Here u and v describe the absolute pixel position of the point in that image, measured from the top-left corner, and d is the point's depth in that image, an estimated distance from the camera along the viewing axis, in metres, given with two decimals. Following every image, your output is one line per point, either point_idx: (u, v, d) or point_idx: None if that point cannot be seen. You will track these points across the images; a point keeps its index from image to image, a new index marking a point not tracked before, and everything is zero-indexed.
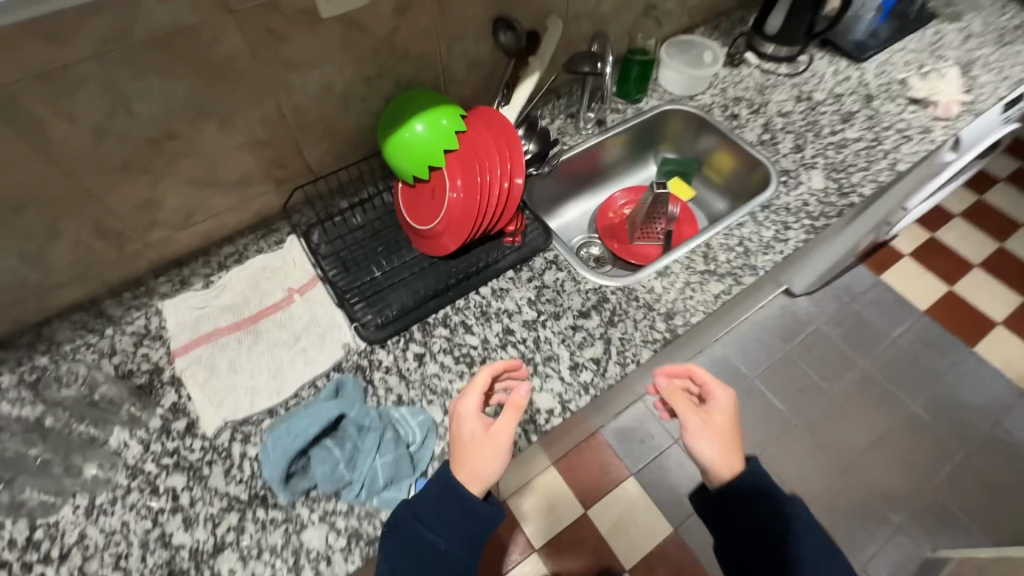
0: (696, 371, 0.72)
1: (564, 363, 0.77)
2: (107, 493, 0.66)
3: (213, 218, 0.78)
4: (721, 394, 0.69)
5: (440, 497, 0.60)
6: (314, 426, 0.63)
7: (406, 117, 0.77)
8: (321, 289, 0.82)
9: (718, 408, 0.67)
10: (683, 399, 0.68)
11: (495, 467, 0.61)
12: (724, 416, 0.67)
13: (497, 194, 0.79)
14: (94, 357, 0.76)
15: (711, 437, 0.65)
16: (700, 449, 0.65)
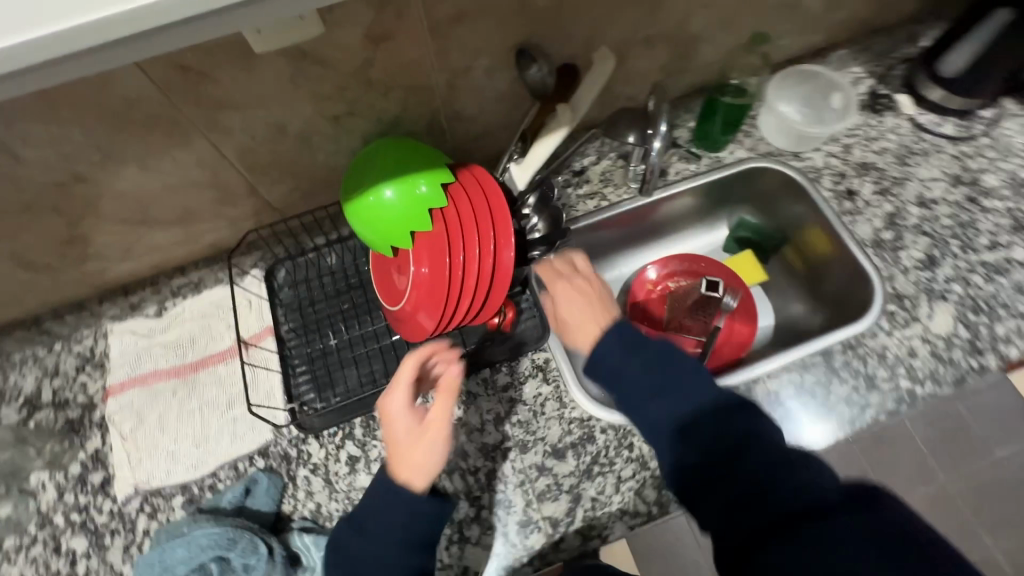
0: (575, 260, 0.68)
1: (514, 514, 0.62)
2: (15, 537, 0.64)
3: (158, 250, 0.68)
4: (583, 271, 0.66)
5: (382, 502, 0.53)
6: (194, 558, 0.54)
7: (371, 180, 0.60)
8: (270, 347, 0.71)
9: (584, 288, 0.64)
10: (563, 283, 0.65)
11: (438, 453, 0.54)
12: (589, 289, 0.64)
13: (470, 295, 0.60)
14: (37, 375, 0.73)
15: (576, 310, 0.62)
16: (568, 316, 0.62)
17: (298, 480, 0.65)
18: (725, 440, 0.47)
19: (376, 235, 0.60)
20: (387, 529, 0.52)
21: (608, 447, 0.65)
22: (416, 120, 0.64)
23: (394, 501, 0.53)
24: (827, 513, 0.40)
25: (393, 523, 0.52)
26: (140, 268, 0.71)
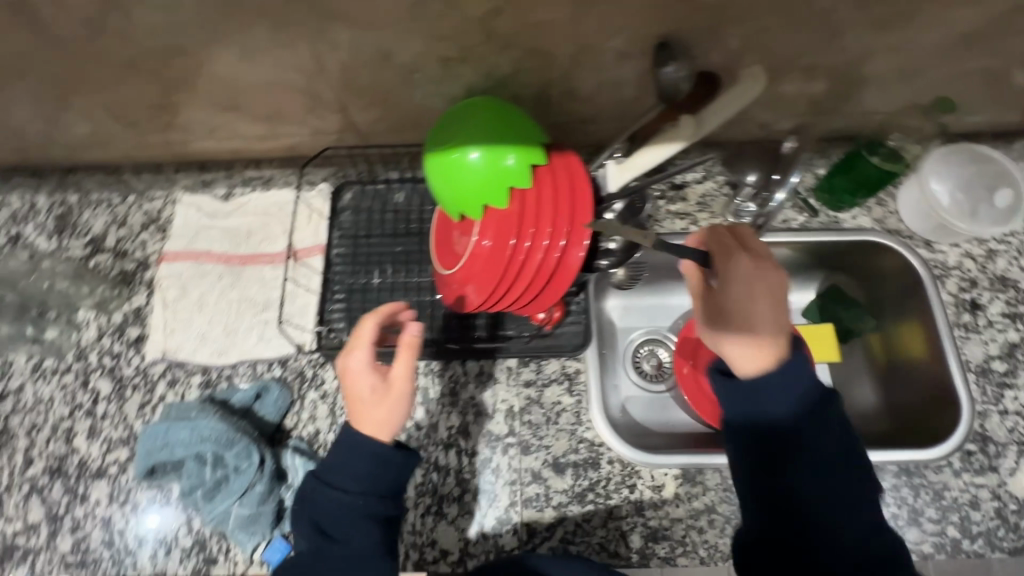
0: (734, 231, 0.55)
1: (495, 508, 0.61)
2: (52, 361, 0.69)
3: (241, 138, 0.68)
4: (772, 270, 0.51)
5: (346, 456, 0.52)
6: (194, 442, 0.60)
7: (460, 137, 0.56)
8: (317, 265, 0.71)
9: (771, 293, 0.50)
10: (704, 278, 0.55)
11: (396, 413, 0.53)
12: (774, 303, 0.50)
13: (520, 288, 0.56)
14: (108, 219, 0.76)
15: (739, 336, 0.50)
16: (726, 345, 0.51)
17: (305, 400, 0.66)
18: (804, 465, 0.49)
19: (449, 195, 0.57)
20: (365, 482, 0.52)
21: (609, 479, 0.62)
22: (525, 86, 0.60)
23: (362, 451, 0.52)
24: (828, 524, 0.48)
25: (369, 476, 0.52)
26: (221, 150, 0.72)
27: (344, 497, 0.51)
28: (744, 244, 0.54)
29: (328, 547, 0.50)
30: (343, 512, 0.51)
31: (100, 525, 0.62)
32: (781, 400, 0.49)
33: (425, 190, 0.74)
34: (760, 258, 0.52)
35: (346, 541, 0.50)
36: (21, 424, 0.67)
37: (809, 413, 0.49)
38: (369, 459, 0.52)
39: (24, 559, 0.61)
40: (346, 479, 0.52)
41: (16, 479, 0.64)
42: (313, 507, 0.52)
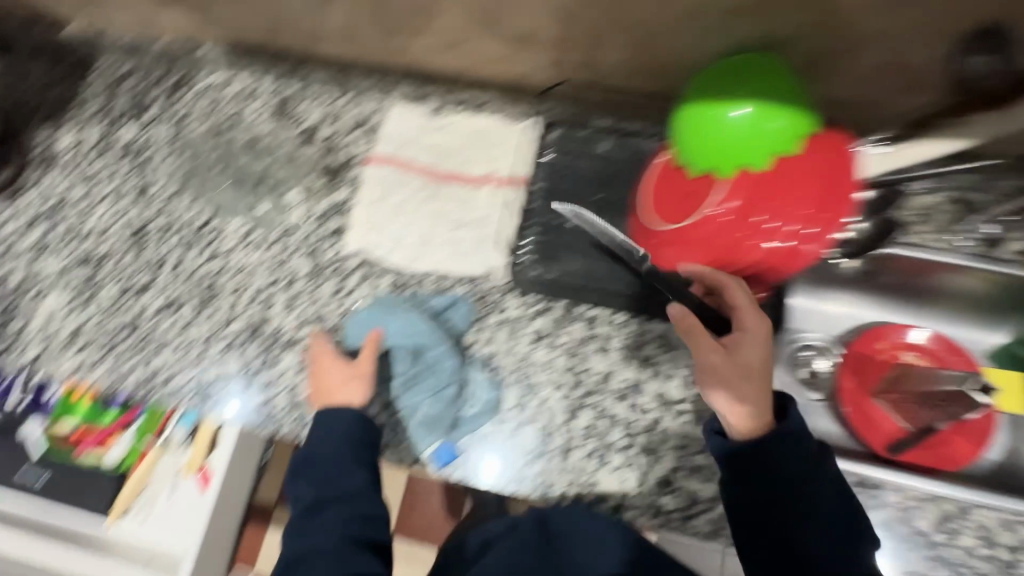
0: (713, 273, 0.58)
1: (660, 468, 0.62)
2: (260, 234, 0.74)
3: (476, 56, 0.69)
4: (756, 326, 0.55)
5: (334, 425, 0.61)
6: (407, 333, 0.67)
7: (738, 91, 0.54)
8: (517, 196, 0.72)
9: (760, 348, 0.55)
10: (704, 334, 0.56)
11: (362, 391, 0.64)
12: (762, 355, 0.54)
13: (753, 254, 0.57)
14: (322, 114, 0.79)
15: (723, 386, 0.54)
16: (716, 397, 0.55)
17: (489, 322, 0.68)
18: (775, 511, 0.52)
19: (703, 150, 0.56)
20: (343, 443, 0.61)
21: None
22: (800, 53, 0.56)
23: (342, 418, 0.61)
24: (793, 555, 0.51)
25: (339, 440, 0.60)
26: (449, 65, 0.73)
27: (326, 452, 0.61)
28: (741, 299, 0.56)
29: (333, 489, 0.60)
30: (327, 473, 0.61)
31: (287, 391, 0.67)
32: (749, 442, 0.53)
33: (634, 142, 0.73)
34: (744, 330, 0.55)
35: (343, 483, 0.60)
36: (226, 283, 0.72)
37: (777, 441, 0.52)
38: (339, 425, 0.61)
39: (218, 403, 0.68)
40: (324, 442, 0.61)
41: (218, 332, 0.70)
42: (300, 480, 0.62)
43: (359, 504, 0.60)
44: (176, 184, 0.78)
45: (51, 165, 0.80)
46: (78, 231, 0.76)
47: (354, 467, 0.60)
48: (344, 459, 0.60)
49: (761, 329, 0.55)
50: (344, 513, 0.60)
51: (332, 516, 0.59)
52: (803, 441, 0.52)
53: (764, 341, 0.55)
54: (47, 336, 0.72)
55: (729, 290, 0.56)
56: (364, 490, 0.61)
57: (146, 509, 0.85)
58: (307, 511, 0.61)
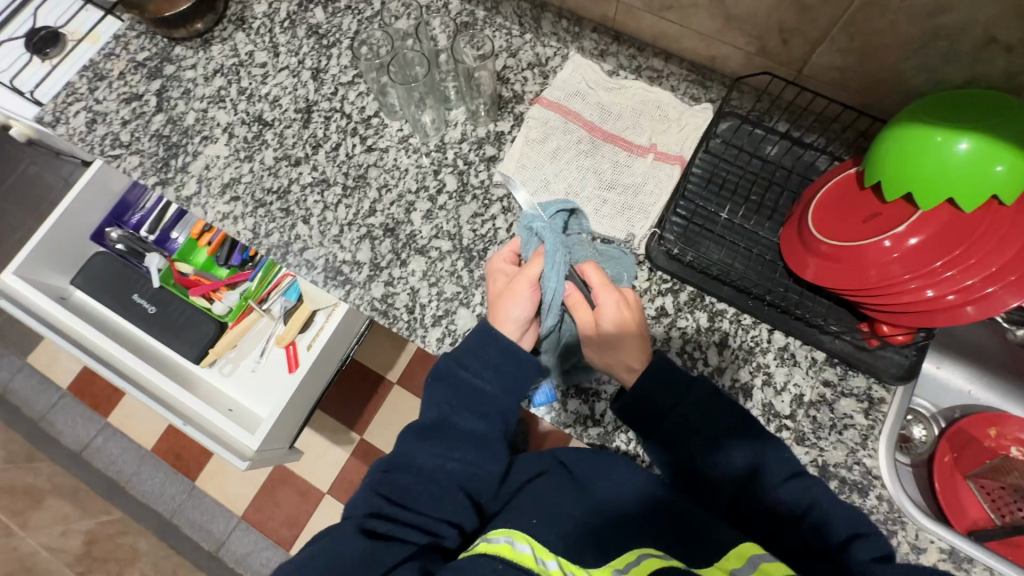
0: (586, 271, 0.60)
1: None
2: (418, 141, 0.76)
3: (682, 27, 0.69)
4: (614, 302, 0.59)
5: (479, 341, 0.57)
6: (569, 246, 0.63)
7: (980, 128, 0.51)
8: (671, 175, 0.71)
9: (619, 317, 0.59)
10: (582, 306, 0.60)
11: (524, 310, 0.59)
12: (617, 324, 0.58)
13: (915, 295, 0.55)
14: (502, 45, 0.80)
15: (603, 352, 0.59)
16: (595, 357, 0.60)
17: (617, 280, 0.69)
18: (685, 436, 0.56)
19: (914, 170, 0.53)
20: (505, 382, 0.56)
21: (870, 511, 0.60)
22: None
23: (500, 344, 0.57)
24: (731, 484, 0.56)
25: (502, 370, 0.56)
26: (647, 29, 0.73)
27: (475, 384, 0.56)
28: (597, 293, 0.59)
29: (452, 422, 0.56)
30: (473, 398, 0.56)
31: (409, 292, 0.70)
32: (738, 456, 0.55)
33: (804, 152, 0.70)
34: (602, 312, 0.59)
35: (464, 425, 0.56)
36: (375, 178, 0.75)
37: (744, 461, 0.55)
38: (500, 355, 0.56)
39: (344, 285, 0.71)
40: (482, 370, 0.56)
41: (357, 220, 0.73)
42: (439, 385, 0.58)
43: (475, 452, 0.56)
44: (350, 74, 0.80)
45: (242, 26, 0.84)
46: (252, 94, 0.80)
47: (490, 412, 0.56)
48: (489, 399, 0.56)
49: (631, 311, 0.60)
50: (454, 449, 0.55)
51: (433, 445, 0.55)
52: (769, 460, 0.55)
53: (630, 323, 0.59)
54: (205, 179, 0.77)
55: (586, 274, 0.60)
56: (486, 439, 0.56)
57: (235, 361, 0.95)
58: (420, 429, 0.56)
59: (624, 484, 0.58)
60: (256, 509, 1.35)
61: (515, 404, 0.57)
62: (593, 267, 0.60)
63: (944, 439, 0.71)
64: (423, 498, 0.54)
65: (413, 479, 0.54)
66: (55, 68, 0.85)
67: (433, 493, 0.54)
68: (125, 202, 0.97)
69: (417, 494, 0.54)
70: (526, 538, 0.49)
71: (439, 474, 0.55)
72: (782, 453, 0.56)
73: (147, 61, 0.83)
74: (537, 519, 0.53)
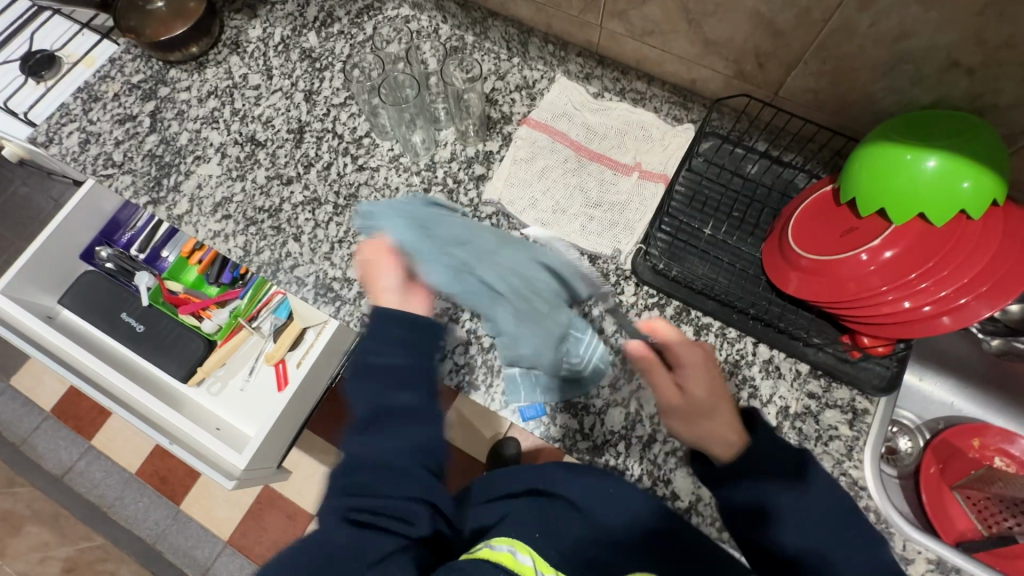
0: (656, 326, 0.61)
1: None
2: (408, 160, 0.78)
3: (662, 51, 0.72)
4: (693, 351, 0.59)
5: (382, 328, 0.55)
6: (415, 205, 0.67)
7: (947, 147, 0.53)
8: (655, 193, 0.73)
9: (702, 372, 0.58)
10: (657, 367, 0.59)
11: (393, 278, 0.60)
12: (704, 380, 0.57)
13: (893, 307, 0.57)
14: (491, 68, 0.82)
15: (694, 420, 0.54)
16: (682, 429, 0.55)
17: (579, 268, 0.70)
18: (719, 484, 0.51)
19: (887, 186, 0.55)
20: (410, 348, 0.55)
21: None
22: (999, 125, 0.57)
23: (398, 318, 0.56)
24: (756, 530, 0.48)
25: (410, 342, 0.55)
26: (629, 54, 0.76)
27: (397, 361, 0.53)
28: (675, 354, 0.59)
29: (390, 406, 0.52)
30: (401, 377, 0.53)
31: None
32: (742, 493, 0.49)
33: (783, 171, 0.72)
34: (683, 369, 0.58)
35: (401, 401, 0.52)
36: (366, 197, 0.76)
37: (748, 494, 0.49)
38: (397, 327, 0.55)
39: (333, 301, 0.71)
40: (387, 347, 0.54)
41: (348, 238, 0.74)
42: (365, 376, 0.54)
43: (414, 424, 0.52)
44: (342, 96, 0.82)
45: (237, 50, 0.86)
46: (246, 115, 0.82)
47: (416, 382, 0.54)
48: (416, 374, 0.54)
49: (710, 367, 0.59)
50: (402, 433, 0.51)
51: (382, 435, 0.51)
52: (784, 505, 0.47)
53: (714, 381, 0.57)
54: (197, 198, 0.78)
55: (656, 330, 0.60)
56: (423, 410, 0.53)
57: (224, 380, 0.94)
58: (359, 425, 0.52)
59: (624, 511, 0.58)
60: (242, 533, 1.32)
61: (432, 367, 0.55)
62: (663, 322, 0.61)
63: (929, 451, 0.72)
64: (389, 486, 0.49)
65: (366, 474, 0.49)
66: (50, 88, 0.86)
67: (394, 481, 0.49)
68: (116, 221, 0.96)
69: (379, 489, 0.49)
70: (529, 549, 0.49)
71: (387, 463, 0.50)
72: (797, 494, 0.47)
73: (142, 83, 0.85)
74: (539, 533, 0.53)
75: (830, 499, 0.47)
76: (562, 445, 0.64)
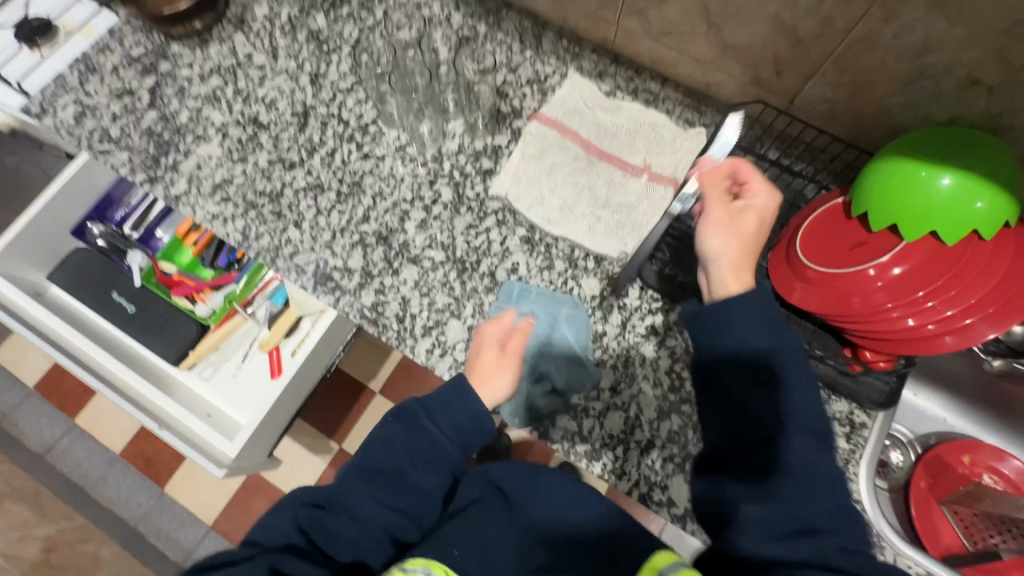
0: (740, 165, 0.58)
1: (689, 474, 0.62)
2: (415, 149, 0.76)
3: (680, 52, 0.71)
4: (766, 193, 0.57)
5: (450, 393, 0.57)
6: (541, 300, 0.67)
7: (961, 165, 0.53)
8: (664, 196, 0.72)
9: (761, 214, 0.57)
10: (718, 190, 0.59)
11: (504, 385, 0.63)
12: (760, 219, 0.56)
13: (897, 323, 0.56)
14: (502, 60, 0.80)
15: (732, 236, 0.55)
16: (712, 239, 0.56)
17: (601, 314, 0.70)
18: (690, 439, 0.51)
19: (901, 201, 0.54)
20: (457, 433, 0.57)
21: None
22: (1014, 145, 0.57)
23: (470, 402, 0.57)
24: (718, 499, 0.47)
25: (461, 428, 0.57)
26: (645, 53, 0.74)
27: (435, 437, 0.56)
28: (752, 187, 0.57)
29: (409, 477, 0.55)
30: (431, 451, 0.56)
31: (400, 301, 0.69)
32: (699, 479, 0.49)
33: (793, 181, 0.71)
34: (751, 200, 0.57)
35: (417, 481, 0.55)
36: (371, 185, 0.75)
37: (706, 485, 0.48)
38: (457, 399, 0.57)
39: (333, 291, 0.70)
40: (444, 422, 0.56)
41: (350, 227, 0.73)
42: (404, 426, 0.57)
43: (415, 488, 0.55)
44: (349, 81, 0.80)
45: (242, 28, 0.83)
46: (249, 95, 0.79)
47: (438, 463, 0.56)
48: (444, 456, 0.56)
49: (769, 216, 0.57)
50: (394, 498, 0.54)
51: (380, 493, 0.54)
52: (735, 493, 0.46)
53: (766, 226, 0.57)
54: (196, 178, 0.76)
55: (741, 167, 0.58)
56: (433, 493, 0.56)
57: (215, 365, 0.93)
58: None
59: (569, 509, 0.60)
60: (227, 518, 1.31)
61: (464, 455, 0.57)
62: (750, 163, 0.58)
63: (920, 465, 0.73)
64: (338, 546, 0.51)
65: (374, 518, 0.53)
66: (45, 58, 0.82)
67: (357, 544, 0.52)
68: (109, 198, 0.93)
69: (336, 533, 0.52)
70: (442, 568, 0.49)
71: (372, 523, 0.53)
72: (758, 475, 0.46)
73: (142, 56, 0.82)
74: (458, 550, 0.53)
75: (837, 497, 0.44)
76: (556, 446, 0.64)
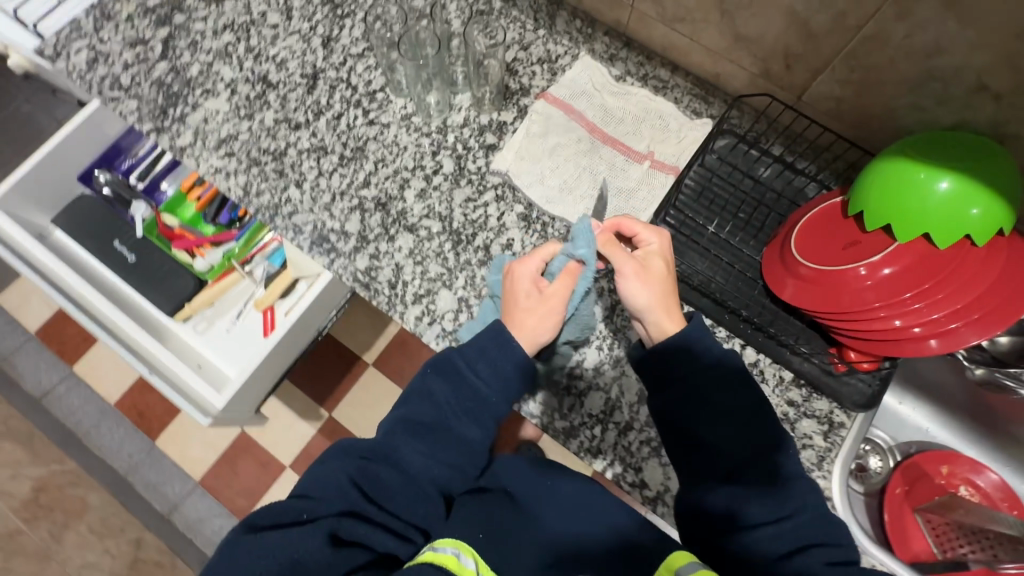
0: (622, 222, 0.60)
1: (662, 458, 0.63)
2: (420, 119, 0.76)
3: (692, 40, 0.70)
4: (656, 239, 0.59)
5: (486, 345, 0.56)
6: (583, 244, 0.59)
7: (960, 169, 0.53)
8: (665, 184, 0.72)
9: (664, 257, 0.59)
10: (616, 248, 0.59)
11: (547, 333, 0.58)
12: (664, 259, 0.58)
13: (883, 324, 0.57)
14: (515, 37, 0.80)
15: (653, 285, 0.57)
16: (633, 291, 0.57)
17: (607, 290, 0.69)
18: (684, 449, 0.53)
19: (897, 202, 0.54)
20: (498, 381, 0.55)
21: None
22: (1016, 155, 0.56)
23: (510, 352, 0.55)
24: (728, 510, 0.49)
25: (507, 380, 0.55)
26: (658, 39, 0.74)
27: (479, 389, 0.55)
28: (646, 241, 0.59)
29: (454, 430, 0.55)
30: (471, 401, 0.55)
31: (393, 267, 0.70)
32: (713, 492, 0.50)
33: (794, 178, 0.71)
34: (649, 248, 0.59)
35: (462, 433, 0.55)
36: (374, 151, 0.75)
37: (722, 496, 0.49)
38: (496, 347, 0.56)
39: (328, 253, 0.71)
40: (486, 371, 0.55)
41: (350, 191, 0.73)
42: (443, 379, 0.56)
43: (453, 450, 0.55)
44: (360, 46, 0.80)
45: None
46: (260, 53, 0.80)
47: (486, 419, 0.55)
48: (491, 409, 0.55)
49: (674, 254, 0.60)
50: (444, 450, 0.54)
51: (422, 445, 0.54)
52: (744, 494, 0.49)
53: (671, 266, 0.59)
54: (202, 132, 0.76)
55: (624, 225, 0.59)
56: (479, 449, 0.56)
57: (210, 320, 0.94)
58: None
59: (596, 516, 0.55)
60: (215, 475, 1.33)
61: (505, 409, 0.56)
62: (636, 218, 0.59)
63: (898, 473, 0.74)
64: (397, 498, 0.53)
65: (392, 483, 0.53)
66: (62, 1, 0.83)
67: (408, 496, 0.53)
68: (117, 146, 0.94)
69: (392, 493, 0.53)
70: (472, 551, 0.48)
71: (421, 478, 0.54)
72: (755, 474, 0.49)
73: (157, 7, 0.82)
74: (483, 534, 0.51)
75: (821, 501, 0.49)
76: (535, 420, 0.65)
